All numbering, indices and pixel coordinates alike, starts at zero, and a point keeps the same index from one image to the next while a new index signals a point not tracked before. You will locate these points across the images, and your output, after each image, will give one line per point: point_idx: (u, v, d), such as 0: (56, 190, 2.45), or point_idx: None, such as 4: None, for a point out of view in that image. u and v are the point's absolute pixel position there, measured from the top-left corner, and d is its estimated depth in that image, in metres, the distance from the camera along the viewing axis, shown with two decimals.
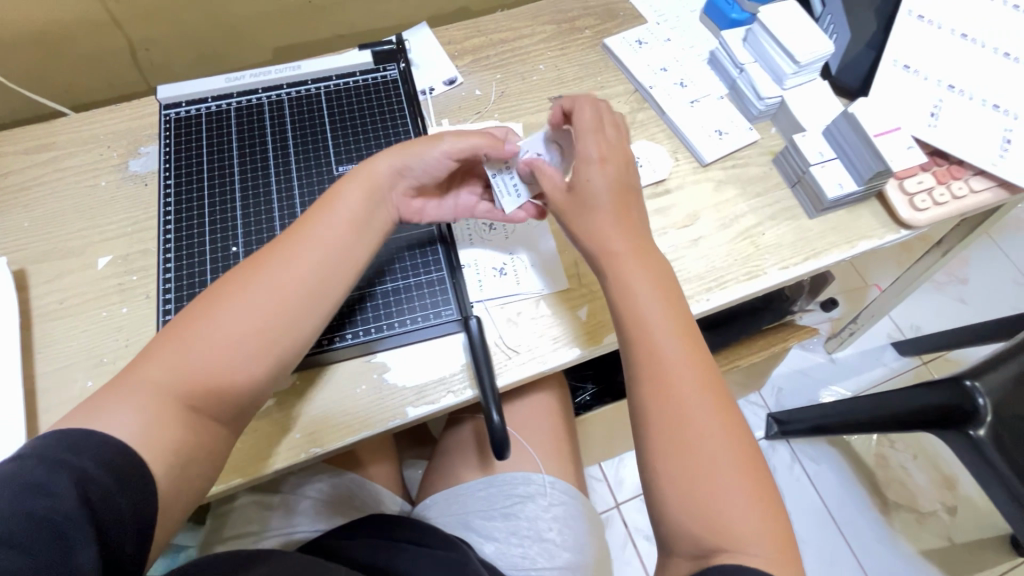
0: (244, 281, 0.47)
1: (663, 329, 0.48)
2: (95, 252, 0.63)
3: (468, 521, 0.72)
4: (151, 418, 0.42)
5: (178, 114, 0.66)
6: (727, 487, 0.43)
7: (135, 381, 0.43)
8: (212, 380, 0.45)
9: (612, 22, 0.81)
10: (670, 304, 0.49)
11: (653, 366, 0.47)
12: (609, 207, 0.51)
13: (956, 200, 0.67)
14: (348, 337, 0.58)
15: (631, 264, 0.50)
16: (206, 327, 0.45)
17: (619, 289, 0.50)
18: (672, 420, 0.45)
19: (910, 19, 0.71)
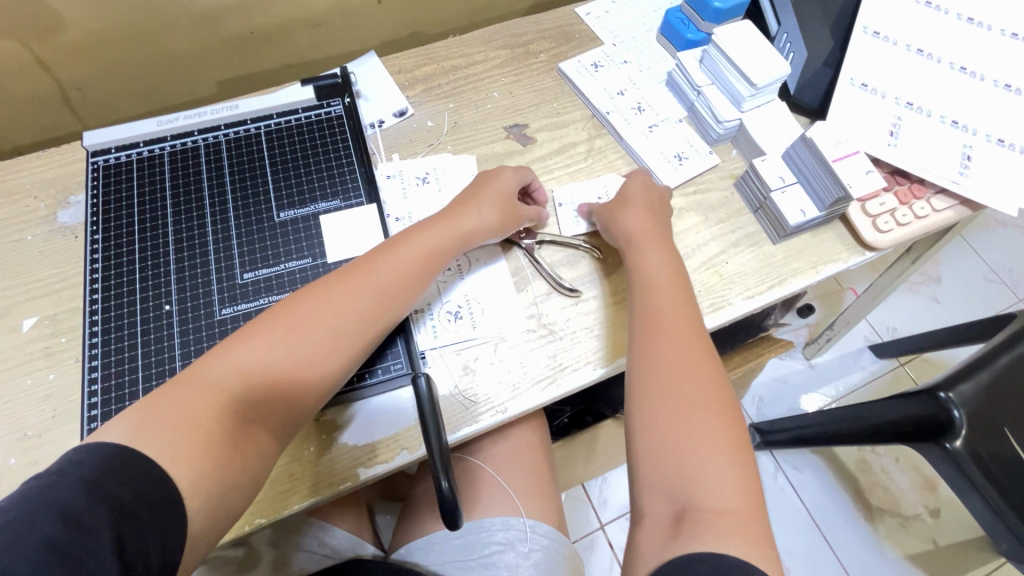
0: (329, 293, 0.51)
1: (680, 312, 0.54)
2: (19, 313, 0.58)
3: (442, 573, 0.68)
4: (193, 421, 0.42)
5: (106, 161, 0.62)
6: (710, 447, 0.46)
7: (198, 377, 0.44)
8: (295, 380, 0.47)
9: (567, 45, 0.79)
10: (688, 293, 0.56)
11: (671, 337, 0.52)
12: (640, 212, 0.61)
13: (919, 220, 0.66)
14: (382, 372, 0.56)
15: (652, 248, 0.58)
16: (293, 332, 0.48)
17: (644, 273, 0.57)
18: (676, 382, 0.49)
19: (865, 36, 0.70)
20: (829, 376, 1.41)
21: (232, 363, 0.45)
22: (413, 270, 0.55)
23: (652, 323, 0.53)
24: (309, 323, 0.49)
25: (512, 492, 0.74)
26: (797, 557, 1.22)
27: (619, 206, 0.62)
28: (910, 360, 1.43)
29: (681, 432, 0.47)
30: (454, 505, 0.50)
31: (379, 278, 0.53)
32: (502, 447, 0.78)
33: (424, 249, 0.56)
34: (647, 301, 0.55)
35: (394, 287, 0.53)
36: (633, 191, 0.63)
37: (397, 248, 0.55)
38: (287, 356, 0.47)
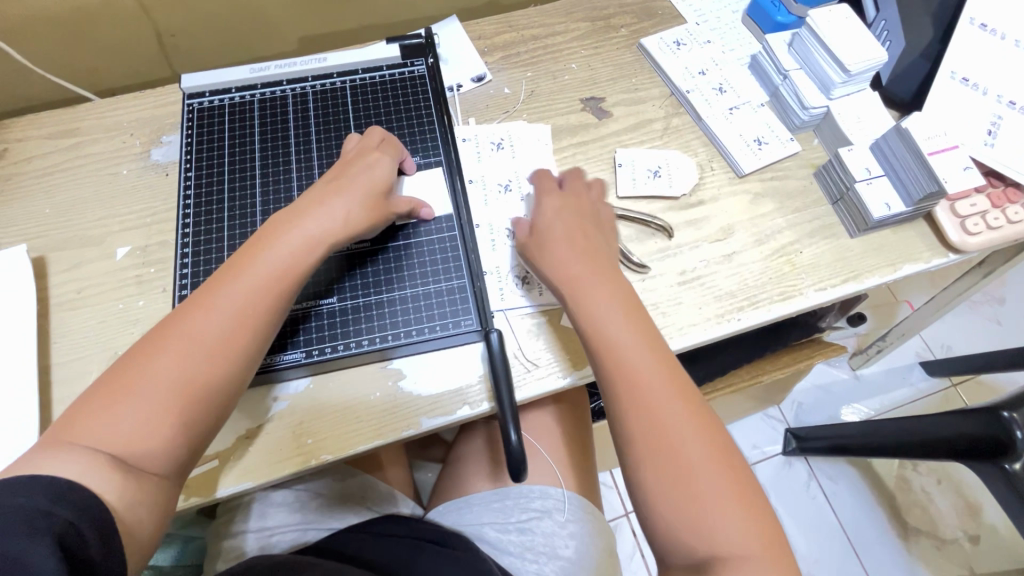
0: (186, 322, 0.45)
1: (652, 359, 0.48)
2: (114, 242, 0.62)
3: (481, 533, 0.68)
4: (90, 473, 0.38)
5: (201, 104, 0.65)
6: (713, 494, 0.43)
7: (71, 443, 0.39)
8: (164, 425, 0.42)
9: (649, 21, 0.77)
10: (648, 325, 0.50)
11: (644, 394, 0.47)
12: (564, 238, 0.54)
13: (1012, 225, 0.63)
14: (296, 354, 0.56)
15: (596, 287, 0.51)
16: (146, 375, 0.42)
17: (594, 322, 0.50)
18: (667, 432, 0.45)
19: (971, 28, 0.67)
20: (876, 389, 1.36)
21: (97, 425, 0.40)
22: (271, 281, 0.47)
23: (620, 376, 0.47)
24: (162, 366, 0.43)
25: (554, 463, 0.74)
26: (824, 565, 1.20)
27: (540, 246, 0.55)
28: (964, 381, 1.37)
29: (685, 485, 0.43)
30: (522, 457, 0.51)
31: (239, 293, 0.46)
32: (546, 418, 0.77)
33: (289, 254, 0.48)
34: (609, 353, 0.49)
35: (257, 300, 0.47)
36: (549, 218, 0.56)
37: (256, 258, 0.48)
38: (145, 401, 0.42)
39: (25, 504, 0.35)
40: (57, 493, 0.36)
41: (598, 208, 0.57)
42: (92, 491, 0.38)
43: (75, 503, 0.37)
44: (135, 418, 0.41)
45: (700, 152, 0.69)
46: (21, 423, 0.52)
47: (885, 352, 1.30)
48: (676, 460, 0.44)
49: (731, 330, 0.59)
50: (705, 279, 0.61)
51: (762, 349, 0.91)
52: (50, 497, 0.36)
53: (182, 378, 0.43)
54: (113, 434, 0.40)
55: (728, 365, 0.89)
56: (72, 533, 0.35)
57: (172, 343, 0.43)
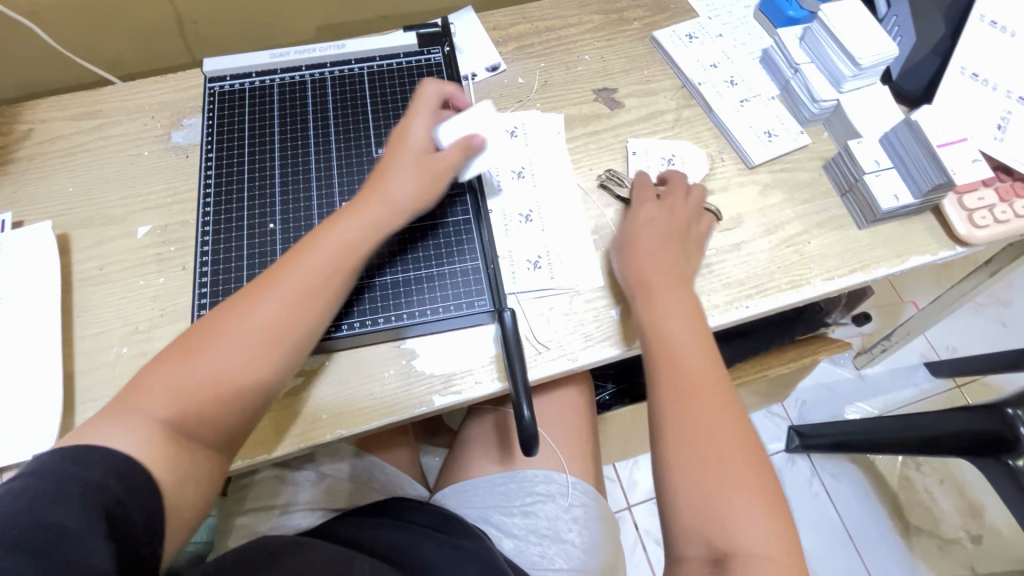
0: (244, 303, 0.47)
1: (703, 363, 0.51)
2: (135, 221, 0.63)
3: (486, 516, 0.69)
4: (143, 442, 0.41)
5: (221, 87, 0.66)
6: (738, 498, 0.45)
7: (133, 410, 0.42)
8: (221, 390, 0.45)
9: (662, 14, 0.78)
10: (704, 333, 0.53)
11: (693, 395, 0.49)
12: (653, 238, 0.58)
13: (1019, 219, 0.63)
14: (347, 326, 0.57)
15: (665, 288, 0.54)
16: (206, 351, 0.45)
17: (659, 322, 0.53)
18: (707, 426, 0.48)
19: (981, 24, 0.68)
20: (879, 389, 1.36)
21: (165, 384, 0.44)
22: (326, 262, 0.50)
23: (671, 375, 0.50)
24: (224, 337, 0.46)
25: (558, 451, 0.73)
26: (825, 562, 1.20)
27: (629, 245, 0.59)
28: (968, 382, 1.37)
29: (712, 487, 0.45)
30: (533, 434, 0.52)
31: (298, 270, 0.49)
32: (551, 406, 0.76)
33: (345, 235, 0.51)
34: (666, 352, 0.51)
35: (313, 280, 0.49)
36: (649, 222, 0.59)
37: (314, 240, 0.50)
38: (205, 367, 0.45)
39: (78, 476, 0.36)
40: (111, 466, 0.38)
41: (687, 218, 0.60)
42: (143, 462, 0.40)
43: (125, 479, 0.38)
44: (192, 391, 0.44)
45: (711, 144, 0.70)
46: (45, 393, 0.53)
47: (889, 351, 1.30)
48: (710, 462, 0.46)
49: (739, 317, 0.60)
50: (714, 267, 0.62)
51: (768, 343, 0.91)
52: (103, 468, 0.38)
53: (238, 356, 0.46)
54: (172, 403, 0.43)
55: (734, 358, 0.90)
56: (121, 515, 0.37)
57: (236, 316, 0.46)
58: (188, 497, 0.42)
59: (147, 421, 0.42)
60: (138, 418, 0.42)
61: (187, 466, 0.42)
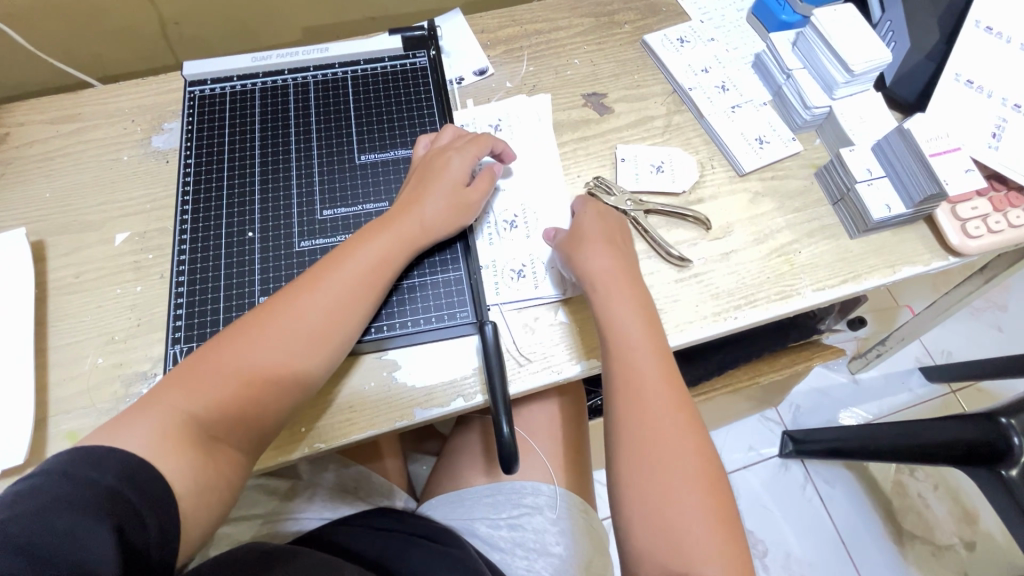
0: (275, 315, 0.49)
1: (656, 368, 0.50)
2: (113, 228, 0.62)
3: (472, 528, 0.68)
4: (164, 443, 0.42)
5: (202, 91, 0.65)
6: (686, 504, 0.45)
7: (159, 410, 0.43)
8: (256, 400, 0.47)
9: (653, 18, 0.77)
10: (660, 336, 0.53)
11: (644, 402, 0.49)
12: (599, 241, 0.56)
13: (1013, 230, 0.62)
14: (372, 332, 0.57)
15: (614, 291, 0.53)
16: (236, 358, 0.47)
17: (611, 327, 0.52)
18: (659, 438, 0.47)
19: (976, 31, 0.65)
20: (873, 394, 1.36)
21: (194, 388, 0.45)
22: (362, 281, 0.52)
23: (622, 383, 0.50)
24: (259, 347, 0.48)
25: (546, 458, 0.73)
26: (818, 568, 1.19)
27: (574, 244, 0.57)
28: (963, 387, 1.36)
29: (660, 494, 0.46)
30: (514, 450, 0.52)
31: (335, 287, 0.51)
32: (541, 413, 0.76)
33: (370, 263, 0.53)
34: (618, 358, 0.51)
35: (349, 298, 0.51)
36: (589, 224, 0.58)
37: (349, 257, 0.52)
38: (237, 373, 0.46)
39: (96, 480, 0.37)
40: (128, 472, 0.39)
41: (620, 226, 0.59)
42: (162, 474, 0.40)
43: (139, 486, 0.39)
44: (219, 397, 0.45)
45: (700, 150, 0.69)
46: (16, 406, 0.52)
47: (884, 356, 1.29)
48: (659, 470, 0.46)
49: (727, 329, 0.59)
50: (703, 277, 0.61)
51: (761, 350, 0.90)
52: (118, 475, 0.38)
53: (266, 368, 0.47)
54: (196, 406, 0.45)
55: (725, 366, 0.89)
56: (133, 525, 0.36)
57: (273, 328, 0.48)
58: (203, 507, 0.43)
59: (174, 423, 0.43)
60: (165, 422, 0.43)
61: (208, 475, 0.43)
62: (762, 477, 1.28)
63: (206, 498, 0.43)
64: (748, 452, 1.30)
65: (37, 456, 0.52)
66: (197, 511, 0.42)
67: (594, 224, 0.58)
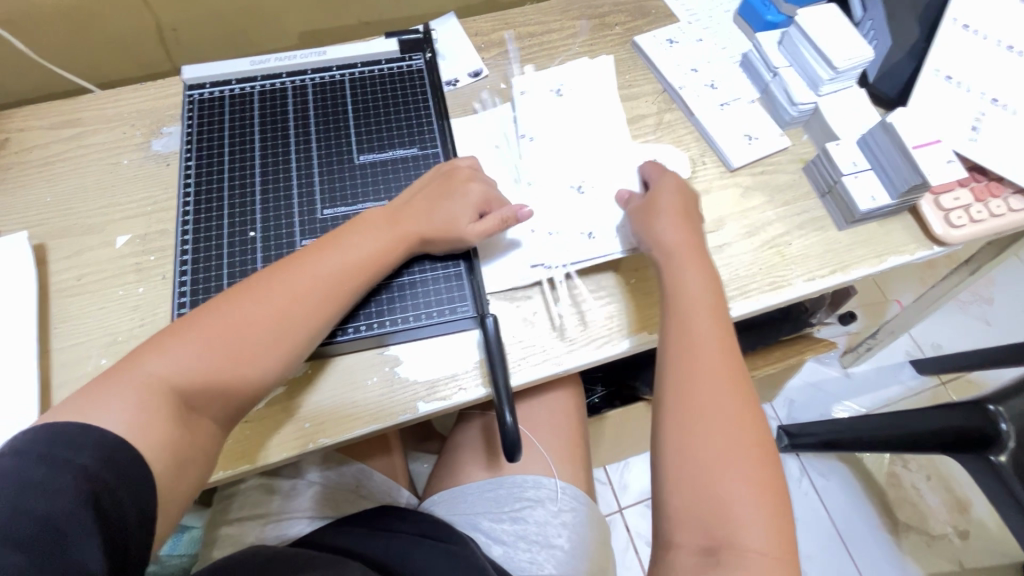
0: (270, 292, 0.50)
1: (717, 346, 0.51)
2: (114, 230, 0.63)
3: (475, 522, 0.68)
4: (143, 413, 0.42)
5: (201, 95, 0.66)
6: (736, 478, 0.45)
7: (135, 378, 0.43)
8: (236, 375, 0.47)
9: (643, 19, 0.79)
10: (723, 315, 0.53)
11: (701, 377, 0.49)
12: (671, 216, 0.58)
13: (994, 219, 0.64)
14: (351, 331, 0.57)
15: (682, 268, 0.55)
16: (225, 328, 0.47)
17: (679, 292, 0.54)
18: (712, 414, 0.48)
19: (954, 28, 0.68)
20: (866, 386, 1.38)
21: (175, 356, 0.45)
22: (354, 267, 0.53)
23: (683, 355, 0.51)
24: (248, 323, 0.48)
25: (547, 454, 0.73)
26: (815, 560, 1.21)
27: (647, 217, 0.59)
28: (953, 378, 1.39)
29: (705, 455, 0.47)
30: (517, 439, 0.53)
31: (327, 272, 0.52)
32: (541, 409, 0.76)
33: (367, 256, 0.54)
34: (684, 321, 0.52)
35: (341, 286, 0.52)
36: (665, 198, 0.59)
37: (342, 244, 0.54)
38: (230, 351, 0.47)
39: (72, 461, 0.37)
40: (105, 454, 0.39)
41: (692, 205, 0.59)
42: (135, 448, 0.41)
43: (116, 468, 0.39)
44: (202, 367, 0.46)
45: (692, 146, 0.70)
46: (21, 407, 0.52)
47: (873, 350, 1.32)
48: (707, 433, 0.47)
49: None
50: None
51: (755, 344, 0.92)
52: (96, 456, 0.38)
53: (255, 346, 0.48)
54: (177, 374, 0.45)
55: None
56: (111, 501, 0.37)
57: (264, 305, 0.49)
58: (176, 486, 0.43)
59: (154, 391, 0.43)
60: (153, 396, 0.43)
61: (182, 452, 0.44)
62: None
63: (185, 476, 0.44)
64: None
65: None
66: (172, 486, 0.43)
67: (666, 201, 0.59)
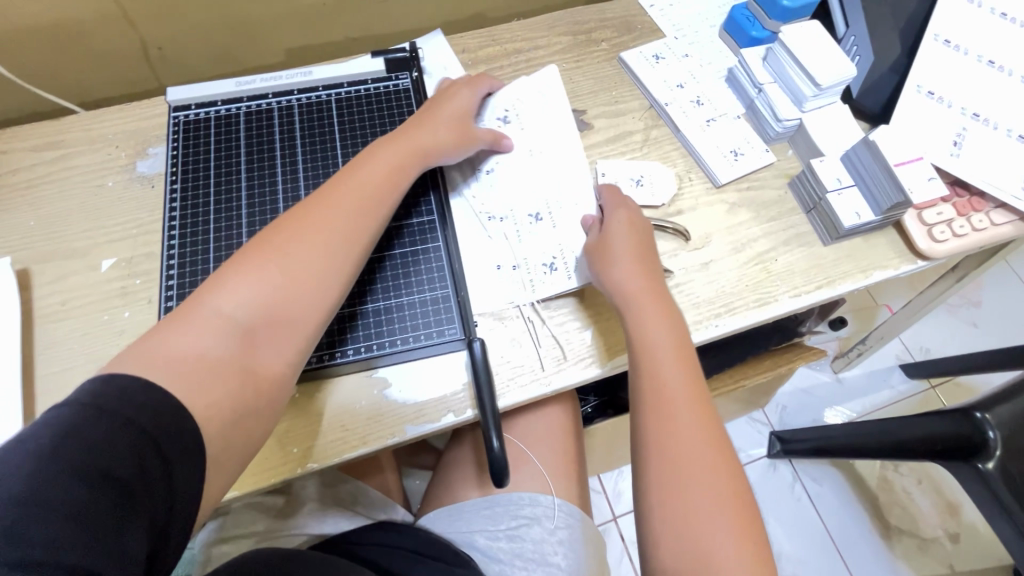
0: (297, 236, 0.50)
1: (685, 388, 0.52)
2: (99, 254, 0.62)
3: (471, 541, 0.68)
4: (198, 370, 0.42)
5: (186, 117, 0.66)
6: (713, 521, 0.47)
7: (178, 342, 0.42)
8: (291, 310, 0.48)
9: (629, 35, 0.79)
10: (688, 355, 0.55)
11: (672, 420, 0.51)
12: (629, 256, 0.58)
13: (976, 233, 0.65)
14: (349, 353, 0.57)
15: (646, 310, 0.55)
16: (261, 274, 0.47)
17: (644, 346, 0.54)
18: (685, 456, 0.49)
19: (936, 44, 0.69)
20: (857, 391, 1.39)
21: (216, 311, 0.45)
22: (375, 191, 0.55)
23: (654, 399, 0.52)
24: (291, 271, 0.48)
25: (544, 469, 0.73)
26: (808, 566, 1.21)
27: (604, 256, 0.59)
28: (941, 382, 1.40)
29: (687, 509, 0.47)
30: (504, 463, 0.53)
31: (350, 201, 0.54)
32: (535, 424, 0.76)
33: (380, 188, 0.56)
34: (653, 378, 0.53)
35: (367, 209, 0.54)
36: (620, 241, 0.59)
37: (356, 174, 0.56)
38: (269, 296, 0.47)
39: (131, 422, 0.35)
40: (161, 408, 0.37)
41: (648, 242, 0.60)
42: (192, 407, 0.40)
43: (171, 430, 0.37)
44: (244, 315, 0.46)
45: (678, 161, 0.71)
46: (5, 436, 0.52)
47: (864, 355, 1.32)
48: (687, 487, 0.48)
49: (708, 337, 0.61)
50: (685, 286, 0.63)
51: (745, 354, 0.92)
52: (152, 421, 0.36)
53: (296, 285, 0.48)
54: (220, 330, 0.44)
55: (712, 371, 0.90)
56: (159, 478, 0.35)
57: (301, 238, 0.50)
58: (228, 456, 0.42)
59: (205, 349, 0.43)
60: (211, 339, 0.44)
61: (239, 406, 0.43)
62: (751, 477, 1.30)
63: (237, 442, 0.43)
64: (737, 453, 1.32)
65: None
66: (231, 432, 0.42)
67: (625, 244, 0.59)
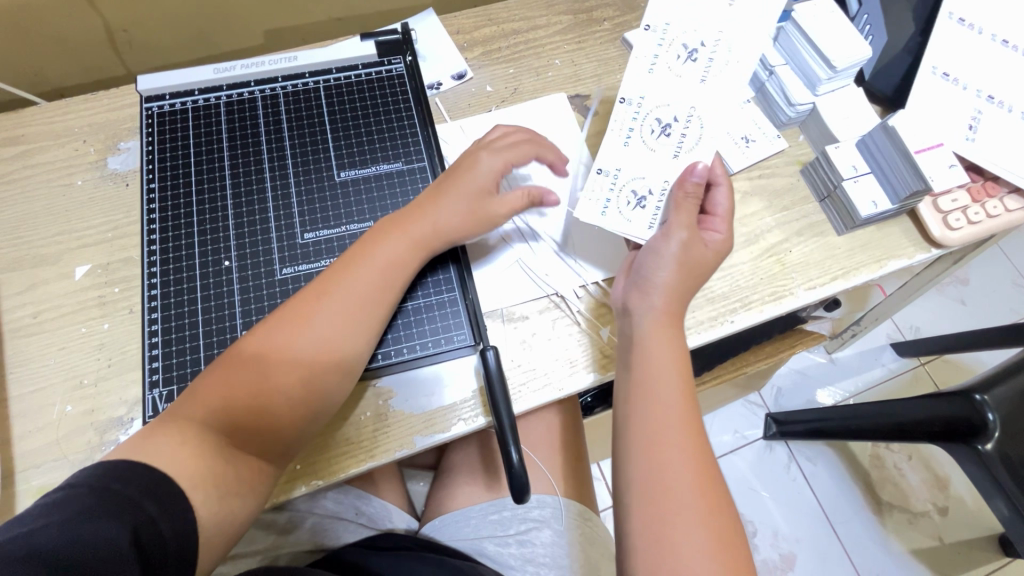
0: (288, 324, 0.47)
1: (679, 407, 0.48)
2: (72, 260, 0.57)
3: (480, 547, 0.65)
4: (196, 449, 0.43)
5: (160, 107, 0.61)
6: (693, 548, 0.43)
7: (188, 420, 0.44)
8: (266, 406, 0.45)
9: (632, 14, 0.74)
10: (688, 376, 0.50)
11: (663, 440, 0.47)
12: (680, 272, 0.52)
13: (990, 220, 0.64)
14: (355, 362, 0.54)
15: (658, 325, 0.51)
16: (251, 368, 0.46)
17: (644, 363, 0.50)
18: (674, 484, 0.45)
19: (950, 22, 0.67)
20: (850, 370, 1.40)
21: (206, 397, 0.45)
22: (371, 295, 0.50)
23: (644, 418, 0.48)
24: (279, 362, 0.46)
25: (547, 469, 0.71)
26: (804, 544, 1.23)
27: (681, 266, 0.52)
28: (931, 360, 1.41)
29: (670, 547, 0.43)
30: (523, 479, 0.51)
31: (344, 306, 0.48)
32: (537, 423, 0.73)
33: (385, 265, 0.51)
34: (640, 407, 0.48)
35: (359, 308, 0.49)
36: (701, 255, 0.53)
37: (358, 263, 0.50)
38: (254, 386, 0.45)
39: (119, 491, 0.38)
40: (151, 487, 0.40)
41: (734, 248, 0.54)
42: (182, 486, 0.41)
43: (160, 498, 0.40)
44: (229, 400, 0.45)
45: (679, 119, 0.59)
46: None
47: (859, 335, 1.31)
48: (668, 520, 0.44)
49: (724, 333, 0.59)
50: None
51: (747, 343, 0.90)
52: (142, 490, 0.39)
53: (290, 380, 0.46)
54: (218, 413, 0.45)
55: (716, 360, 0.88)
56: (150, 531, 0.38)
57: (289, 343, 0.46)
58: (224, 519, 0.43)
59: (206, 430, 0.44)
60: (201, 437, 0.44)
61: (229, 475, 0.44)
62: (747, 459, 1.30)
63: (229, 504, 0.43)
64: (734, 435, 1.33)
65: (8, 514, 0.48)
66: (222, 515, 0.43)
67: (708, 254, 0.53)
